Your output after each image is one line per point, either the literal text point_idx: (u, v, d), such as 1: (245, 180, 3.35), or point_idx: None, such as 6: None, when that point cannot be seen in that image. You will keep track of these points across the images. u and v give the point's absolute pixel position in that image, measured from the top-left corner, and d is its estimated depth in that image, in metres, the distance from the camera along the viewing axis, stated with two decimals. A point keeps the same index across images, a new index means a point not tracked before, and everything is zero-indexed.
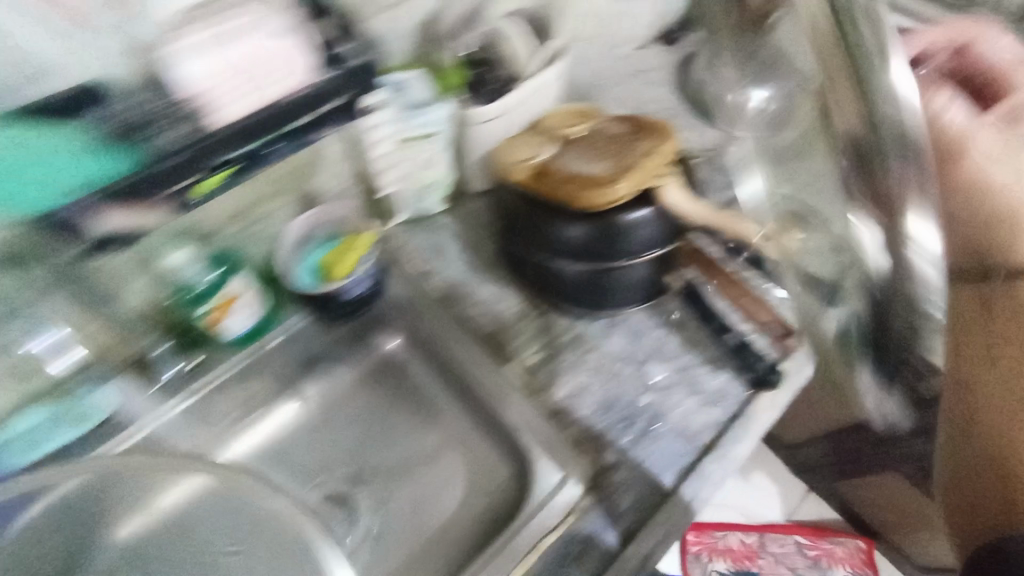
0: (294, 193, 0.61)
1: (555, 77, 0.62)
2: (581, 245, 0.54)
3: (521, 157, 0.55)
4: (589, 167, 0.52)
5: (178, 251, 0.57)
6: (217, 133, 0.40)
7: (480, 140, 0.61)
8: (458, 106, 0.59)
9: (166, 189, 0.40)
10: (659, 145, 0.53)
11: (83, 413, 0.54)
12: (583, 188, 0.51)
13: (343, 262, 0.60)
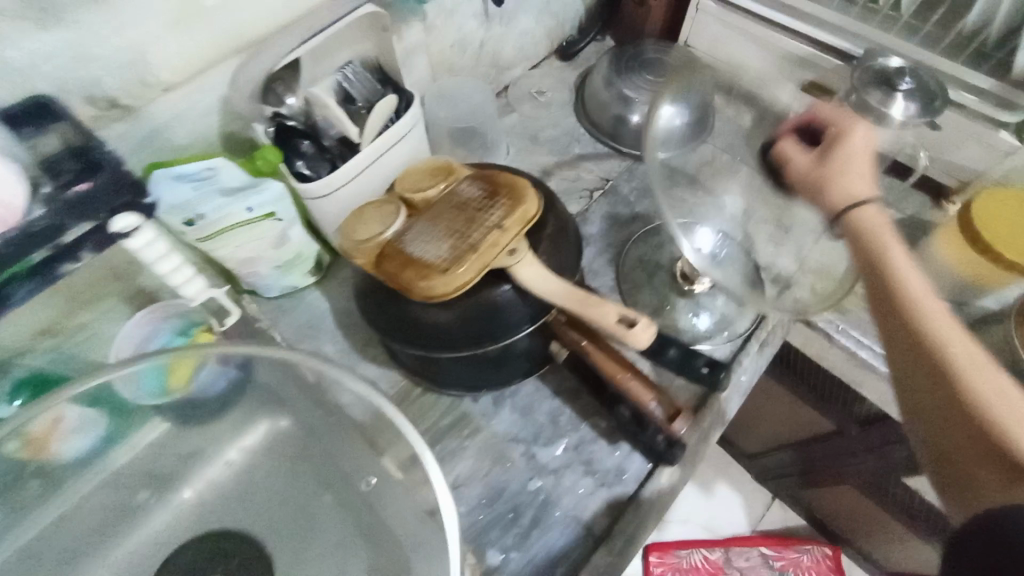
0: (123, 294, 0.54)
1: (403, 126, 0.54)
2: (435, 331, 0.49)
3: (361, 236, 0.48)
4: (430, 250, 0.46)
5: None
6: None
7: (330, 212, 0.55)
8: (290, 181, 0.51)
9: None
10: (512, 217, 0.46)
11: None
12: (421, 278, 0.45)
13: (176, 378, 0.54)
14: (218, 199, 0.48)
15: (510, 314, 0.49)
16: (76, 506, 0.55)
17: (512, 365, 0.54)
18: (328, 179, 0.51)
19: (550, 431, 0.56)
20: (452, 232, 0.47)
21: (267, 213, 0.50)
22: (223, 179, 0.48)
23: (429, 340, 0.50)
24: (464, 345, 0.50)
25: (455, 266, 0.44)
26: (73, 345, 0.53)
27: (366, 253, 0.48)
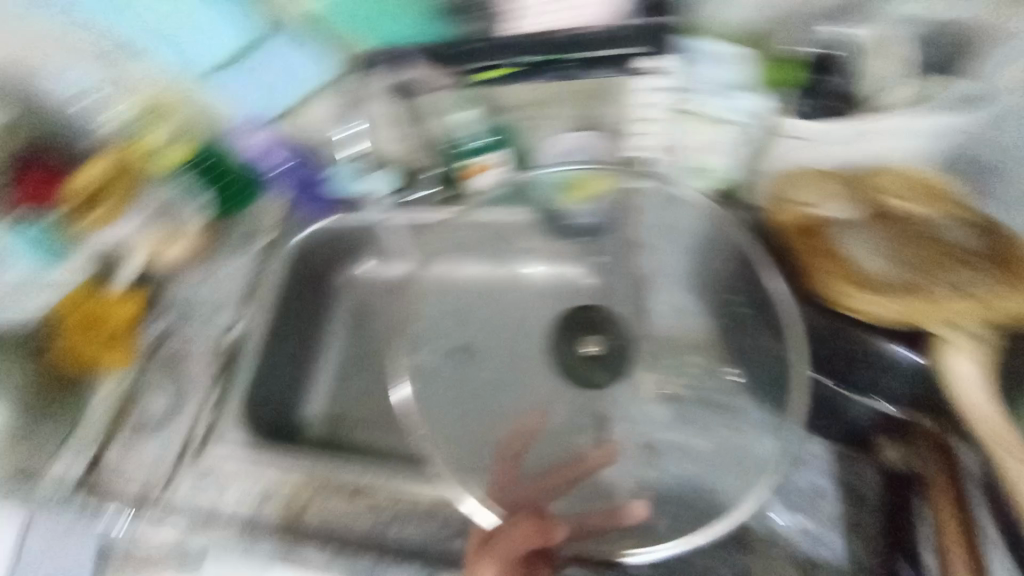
0: (571, 109, 0.84)
1: (943, 125, 0.74)
2: (822, 321, 0.76)
3: (802, 203, 0.80)
4: (858, 257, 0.77)
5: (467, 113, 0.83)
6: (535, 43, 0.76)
7: (714, 146, 0.83)
8: (782, 98, 0.76)
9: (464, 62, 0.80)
10: (993, 283, 0.71)
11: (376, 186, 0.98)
12: (844, 281, 0.75)
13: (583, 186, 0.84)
14: (722, 95, 0.77)
15: (906, 358, 0.73)
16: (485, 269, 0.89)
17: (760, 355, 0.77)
18: (807, 126, 0.76)
19: (762, 427, 0.72)
20: (896, 262, 0.76)
21: (748, 116, 0.78)
22: (727, 63, 0.75)
23: (823, 329, 0.77)
24: (870, 346, 0.75)
25: (884, 294, 0.73)
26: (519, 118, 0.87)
27: (794, 214, 0.81)
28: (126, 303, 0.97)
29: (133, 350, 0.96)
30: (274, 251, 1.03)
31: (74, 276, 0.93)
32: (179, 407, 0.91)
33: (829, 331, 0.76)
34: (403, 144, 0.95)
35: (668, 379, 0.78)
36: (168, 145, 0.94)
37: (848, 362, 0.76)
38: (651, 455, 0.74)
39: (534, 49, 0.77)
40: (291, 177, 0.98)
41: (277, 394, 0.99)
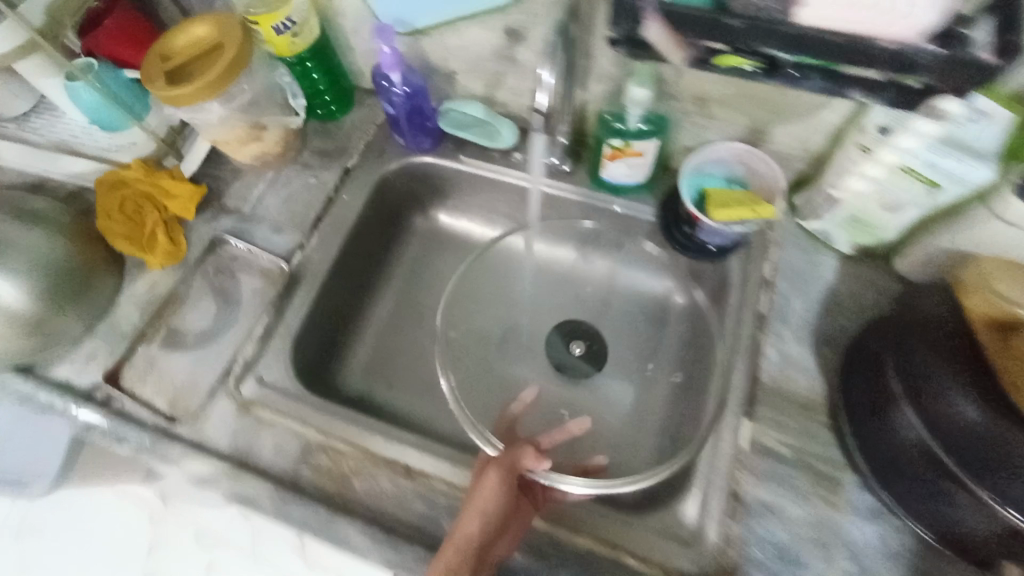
0: (754, 121, 0.74)
1: None
2: (982, 433, 0.54)
3: (1006, 296, 0.58)
4: None
5: (643, 90, 0.70)
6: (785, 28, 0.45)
7: (968, 231, 0.65)
8: (1002, 180, 0.60)
9: (701, 36, 0.48)
10: None
11: (492, 137, 0.90)
12: None
13: (721, 208, 0.76)
14: (947, 143, 0.60)
15: None
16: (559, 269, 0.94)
17: (881, 445, 0.64)
18: None
19: (865, 511, 0.67)
20: None
21: (950, 182, 0.62)
22: (977, 123, 0.59)
23: (964, 442, 0.55)
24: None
25: None
26: (689, 114, 0.77)
27: (994, 306, 0.58)
28: (188, 189, 0.87)
29: (183, 241, 0.86)
30: (363, 168, 0.93)
31: (148, 140, 0.88)
32: (223, 320, 0.82)
33: (985, 448, 0.54)
34: (540, 100, 0.85)
35: (774, 434, 0.72)
36: (288, 35, 0.77)
37: (977, 485, 0.54)
38: (742, 510, 0.68)
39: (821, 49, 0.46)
40: (401, 104, 0.86)
41: (328, 336, 0.90)
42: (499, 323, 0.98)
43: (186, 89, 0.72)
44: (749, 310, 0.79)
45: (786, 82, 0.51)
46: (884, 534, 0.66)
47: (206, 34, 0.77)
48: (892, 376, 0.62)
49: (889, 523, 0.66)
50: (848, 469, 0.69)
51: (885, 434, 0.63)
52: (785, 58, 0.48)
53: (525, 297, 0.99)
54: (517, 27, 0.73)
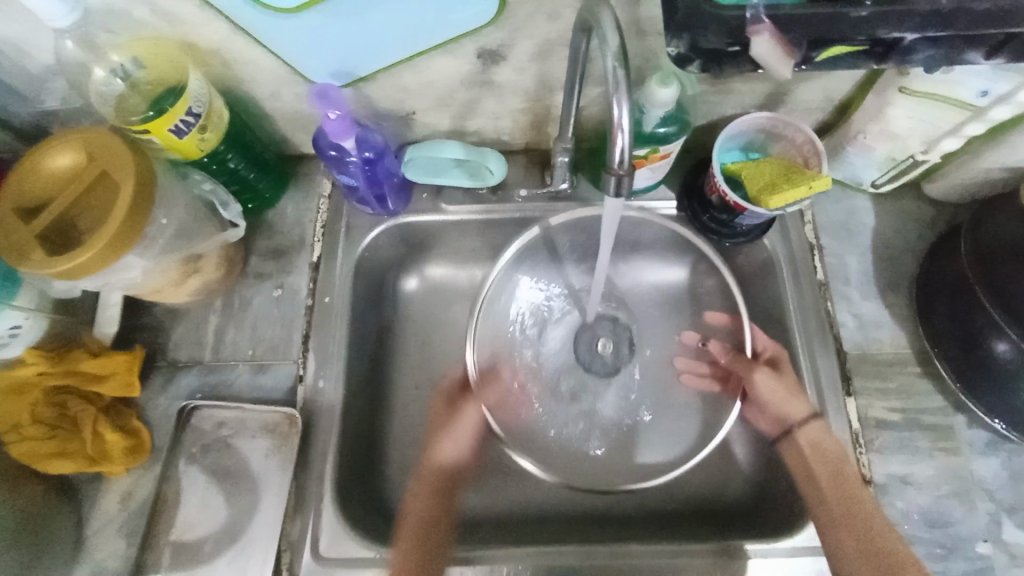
0: (772, 84, 0.67)
1: None
2: None
3: None
4: None
5: (666, 90, 0.58)
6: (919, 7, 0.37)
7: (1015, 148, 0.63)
8: None
9: (814, 39, 0.39)
10: None
11: (479, 175, 0.74)
12: None
13: (764, 191, 0.67)
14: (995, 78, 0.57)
15: None
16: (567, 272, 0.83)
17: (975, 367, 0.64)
18: None
19: (983, 447, 0.67)
20: None
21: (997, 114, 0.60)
22: None
23: None
24: None
25: None
26: (703, 92, 0.67)
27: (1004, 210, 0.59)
28: (123, 361, 0.67)
29: (145, 428, 0.67)
30: (333, 255, 0.74)
31: (40, 319, 0.66)
32: (239, 506, 0.65)
33: None
34: (523, 119, 0.72)
35: (881, 403, 0.69)
36: (193, 133, 0.59)
37: None
38: (878, 492, 0.65)
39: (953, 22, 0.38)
40: (361, 174, 0.69)
41: (360, 471, 0.71)
42: (527, 351, 0.83)
43: (87, 253, 0.52)
44: (810, 281, 0.74)
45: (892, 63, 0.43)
46: (1009, 467, 0.66)
47: (75, 163, 0.56)
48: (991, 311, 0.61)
49: (1008, 451, 0.67)
50: (956, 412, 0.68)
51: (987, 364, 0.63)
52: (911, 38, 0.39)
53: (541, 307, 0.85)
54: (493, 48, 0.60)
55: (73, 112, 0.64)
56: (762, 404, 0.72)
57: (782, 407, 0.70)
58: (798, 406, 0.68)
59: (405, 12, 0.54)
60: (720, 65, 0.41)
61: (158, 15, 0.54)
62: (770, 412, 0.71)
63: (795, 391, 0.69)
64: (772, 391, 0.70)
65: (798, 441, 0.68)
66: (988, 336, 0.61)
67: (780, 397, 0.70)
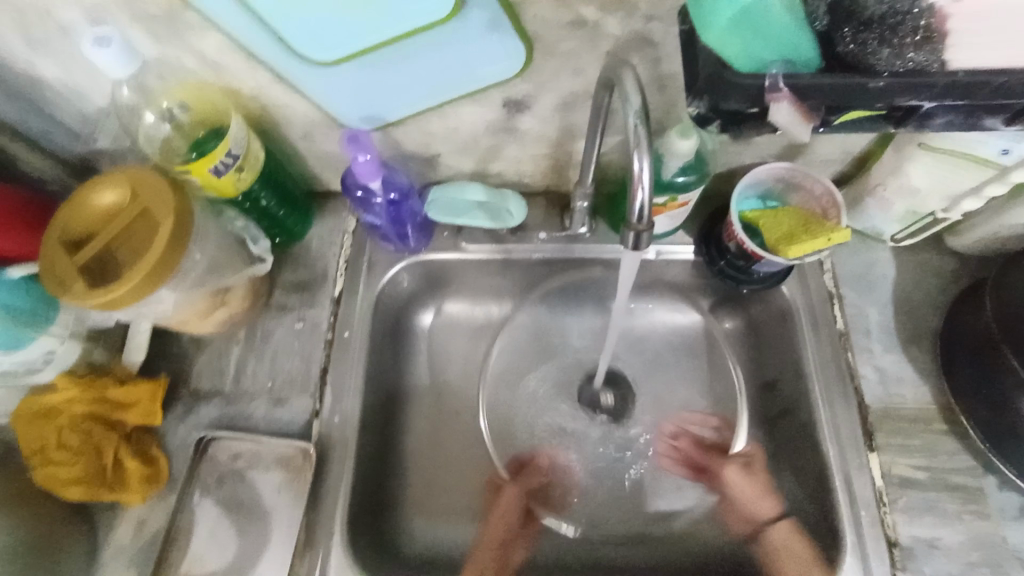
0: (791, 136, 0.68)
1: None
2: None
3: None
4: None
5: (685, 142, 0.60)
6: (939, 78, 0.37)
7: None
8: None
9: (831, 104, 0.39)
10: None
11: (499, 217, 0.75)
12: None
13: (782, 240, 0.68)
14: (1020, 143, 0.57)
15: None
16: (572, 321, 0.86)
17: (1004, 427, 0.62)
18: None
19: (1015, 512, 0.64)
20: None
21: (1021, 176, 0.59)
22: None
23: None
24: None
25: None
26: (722, 143, 0.69)
27: None
28: (146, 390, 0.69)
29: (162, 457, 0.68)
30: (353, 290, 0.76)
31: (74, 345, 0.68)
32: (249, 540, 0.65)
33: None
34: (544, 164, 0.74)
35: (905, 461, 0.67)
36: (229, 173, 0.62)
37: None
38: (903, 557, 0.62)
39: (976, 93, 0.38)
40: (386, 213, 0.72)
41: (370, 510, 0.71)
42: (540, 390, 0.83)
43: (124, 286, 0.54)
44: (830, 331, 0.73)
45: (908, 125, 0.43)
46: None
47: (119, 200, 0.59)
48: (1018, 369, 0.59)
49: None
50: (985, 473, 0.66)
51: (1019, 424, 0.60)
52: (927, 106, 0.40)
53: (551, 345, 0.85)
54: (515, 98, 0.63)
55: (120, 150, 0.68)
56: (732, 502, 0.75)
57: (754, 507, 0.73)
58: (766, 506, 0.73)
59: (434, 68, 0.57)
60: (741, 125, 0.43)
61: (205, 65, 0.58)
62: (739, 510, 0.74)
63: (766, 491, 0.74)
64: (741, 490, 0.74)
65: (767, 542, 0.70)
66: (1017, 395, 0.60)
67: (750, 495, 0.74)
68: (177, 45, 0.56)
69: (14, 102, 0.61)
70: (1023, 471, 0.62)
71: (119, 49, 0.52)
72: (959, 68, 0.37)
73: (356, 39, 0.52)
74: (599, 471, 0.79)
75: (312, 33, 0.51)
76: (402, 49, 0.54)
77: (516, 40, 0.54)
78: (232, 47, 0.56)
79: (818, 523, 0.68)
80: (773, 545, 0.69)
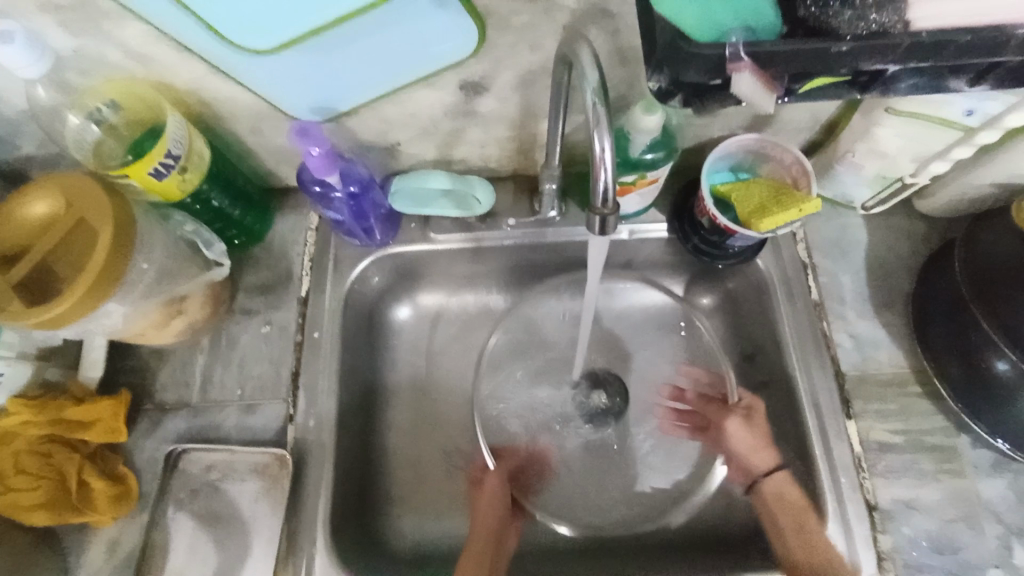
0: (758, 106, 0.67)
1: None
2: None
3: None
4: None
5: (651, 117, 0.58)
6: (903, 38, 0.35)
7: (1005, 164, 0.62)
8: None
9: (794, 72, 0.38)
10: None
11: (466, 205, 0.72)
12: None
13: (754, 213, 0.67)
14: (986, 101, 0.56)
15: None
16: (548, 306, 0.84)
17: (977, 385, 0.62)
18: None
19: (988, 468, 0.66)
20: None
21: (988, 135, 0.59)
22: None
23: None
24: None
25: None
26: (689, 116, 0.67)
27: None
28: (105, 406, 0.66)
29: (130, 474, 0.65)
30: (320, 288, 0.73)
31: (23, 365, 0.65)
32: (228, 552, 0.63)
33: None
34: (509, 146, 0.72)
35: (882, 425, 0.67)
36: (171, 174, 0.58)
37: None
38: (883, 519, 0.64)
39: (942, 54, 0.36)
40: (347, 207, 0.69)
41: (353, 512, 0.69)
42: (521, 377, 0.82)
43: (62, 302, 0.51)
44: (805, 301, 0.73)
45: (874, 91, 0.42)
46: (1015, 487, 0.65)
47: (52, 209, 0.55)
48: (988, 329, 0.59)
49: (1014, 471, 0.65)
50: (959, 432, 0.67)
51: (990, 383, 0.61)
52: (892, 69, 0.38)
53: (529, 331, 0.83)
54: (471, 79, 0.60)
55: (54, 156, 0.64)
56: (731, 455, 0.74)
57: (750, 458, 0.72)
58: (763, 458, 0.71)
59: (382, 52, 0.54)
60: (704, 97, 0.41)
61: (131, 58, 0.54)
62: (738, 462, 0.73)
63: (766, 442, 0.72)
64: (742, 441, 0.72)
65: (762, 493, 0.69)
66: (987, 354, 0.60)
67: (752, 448, 0.72)
68: (97, 38, 0.51)
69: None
70: (996, 427, 0.63)
71: (23, 46, 0.49)
72: (923, 26, 0.35)
73: (295, 24, 0.49)
74: (584, 455, 0.78)
75: (245, 19, 0.47)
76: (345, 32, 0.51)
77: (465, 17, 0.51)
78: (159, 36, 0.51)
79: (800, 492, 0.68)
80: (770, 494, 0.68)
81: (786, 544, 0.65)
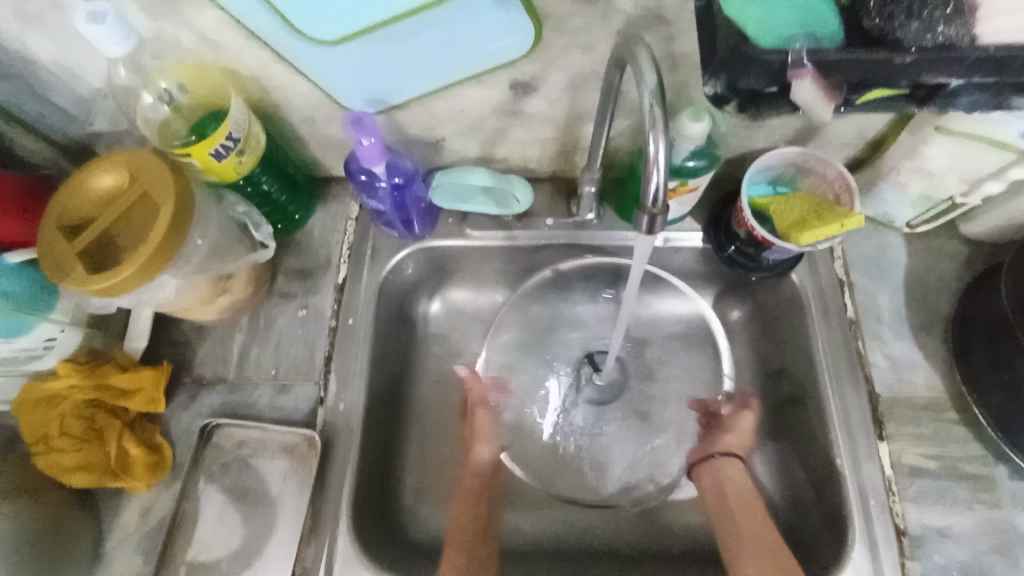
0: (803, 119, 0.67)
1: None
2: None
3: None
4: None
5: (697, 124, 0.58)
6: (971, 51, 0.35)
7: None
8: None
9: (854, 81, 0.38)
10: None
11: (505, 203, 0.73)
12: None
13: (793, 227, 0.66)
14: None
15: None
16: (576, 310, 0.84)
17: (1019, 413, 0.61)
18: None
19: None
20: None
21: None
22: None
23: None
24: None
25: None
26: (733, 126, 0.67)
27: None
28: (147, 377, 0.68)
29: (166, 444, 0.68)
30: (357, 276, 0.75)
31: (74, 332, 0.68)
32: (255, 527, 0.65)
33: None
34: (551, 147, 0.73)
35: (915, 449, 0.66)
36: (230, 156, 0.61)
37: None
38: (912, 545, 0.62)
39: (1007, 70, 0.36)
40: (388, 198, 0.71)
41: (375, 498, 0.70)
42: (545, 375, 0.82)
43: (122, 271, 0.53)
44: (840, 318, 0.72)
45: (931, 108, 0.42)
46: None
47: (118, 183, 0.58)
48: None
49: None
50: (996, 462, 0.65)
51: None
52: (955, 83, 0.38)
53: (556, 334, 0.84)
54: (522, 78, 0.61)
55: (120, 134, 0.67)
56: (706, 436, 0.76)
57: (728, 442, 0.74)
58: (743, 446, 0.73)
59: (440, 47, 0.55)
60: (760, 104, 0.42)
61: (203, 43, 0.56)
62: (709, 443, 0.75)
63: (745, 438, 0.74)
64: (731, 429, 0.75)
65: (719, 474, 0.72)
66: None
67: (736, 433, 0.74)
68: (174, 23, 0.54)
69: (8, 84, 0.60)
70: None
71: (113, 27, 0.51)
72: (992, 41, 0.35)
73: (361, 15, 0.50)
74: (605, 458, 0.78)
75: (313, 8, 0.49)
76: (408, 26, 0.53)
77: (524, 17, 0.52)
78: (232, 23, 0.54)
79: (825, 509, 0.67)
80: (722, 477, 0.72)
81: (736, 526, 0.67)
